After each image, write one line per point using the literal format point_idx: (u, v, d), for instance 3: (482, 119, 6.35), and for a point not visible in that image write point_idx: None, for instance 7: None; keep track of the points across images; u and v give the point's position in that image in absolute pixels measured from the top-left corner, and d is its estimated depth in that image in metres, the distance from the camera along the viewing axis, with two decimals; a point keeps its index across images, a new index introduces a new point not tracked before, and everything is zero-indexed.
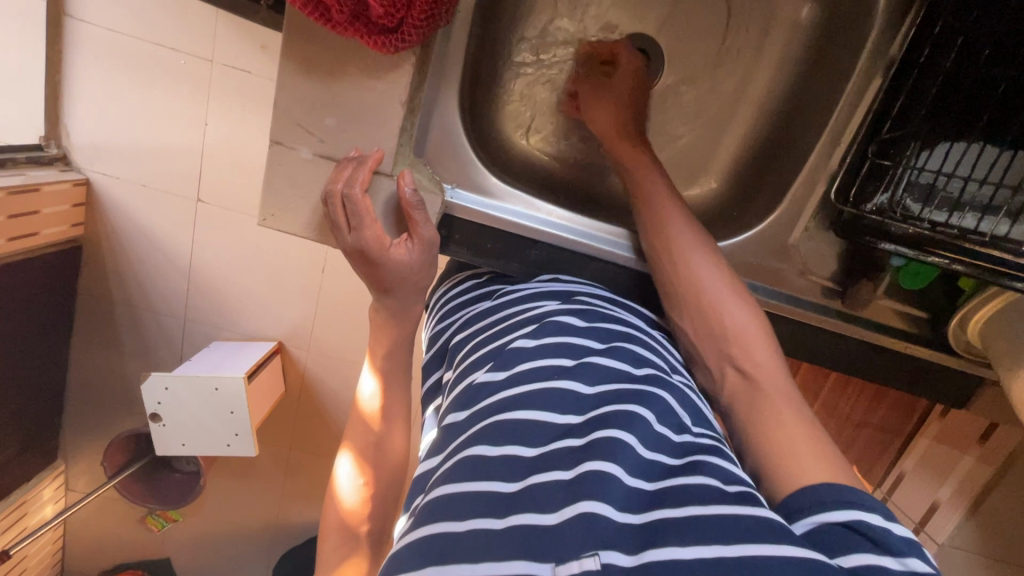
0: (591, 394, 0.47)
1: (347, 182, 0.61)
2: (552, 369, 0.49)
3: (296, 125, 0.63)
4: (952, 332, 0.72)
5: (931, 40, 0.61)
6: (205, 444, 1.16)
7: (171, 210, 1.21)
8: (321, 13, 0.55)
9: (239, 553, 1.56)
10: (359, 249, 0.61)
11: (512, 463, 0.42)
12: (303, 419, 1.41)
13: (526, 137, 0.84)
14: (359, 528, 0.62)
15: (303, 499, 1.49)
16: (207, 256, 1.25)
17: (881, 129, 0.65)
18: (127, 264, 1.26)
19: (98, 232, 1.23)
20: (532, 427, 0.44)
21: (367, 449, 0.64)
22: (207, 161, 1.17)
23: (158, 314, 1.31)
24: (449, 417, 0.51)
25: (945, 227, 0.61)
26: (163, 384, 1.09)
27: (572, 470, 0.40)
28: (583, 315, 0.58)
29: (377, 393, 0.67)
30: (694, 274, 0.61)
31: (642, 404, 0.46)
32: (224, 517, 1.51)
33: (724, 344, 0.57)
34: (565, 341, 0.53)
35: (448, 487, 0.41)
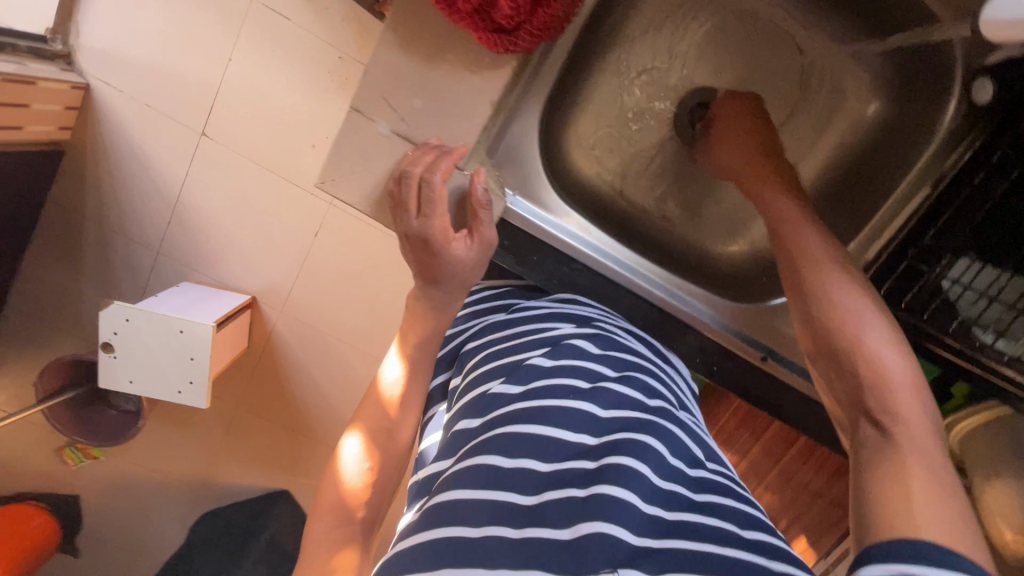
0: (604, 417, 0.49)
1: (426, 168, 0.59)
2: (567, 389, 0.50)
3: (382, 98, 0.61)
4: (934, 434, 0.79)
5: (989, 166, 0.67)
6: (154, 386, 1.08)
7: (170, 137, 1.15)
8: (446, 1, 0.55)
9: (156, 507, 1.47)
10: (420, 236, 0.60)
11: (524, 476, 0.43)
12: (259, 379, 1.35)
13: (588, 161, 0.84)
14: (355, 514, 0.56)
15: (241, 459, 1.43)
16: (199, 193, 1.20)
17: (925, 237, 0.71)
18: (110, 182, 1.19)
19: (86, 143, 1.15)
20: (546, 442, 0.46)
21: (382, 429, 0.61)
22: (222, 96, 1.13)
23: (131, 243, 1.24)
24: (460, 423, 0.52)
25: (968, 339, 0.69)
26: (124, 314, 1.03)
27: (586, 489, 0.42)
28: (597, 340, 0.58)
29: (401, 378, 0.64)
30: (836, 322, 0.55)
31: (654, 436, 0.47)
32: (150, 464, 1.43)
33: (863, 394, 0.51)
34: (580, 364, 0.53)
35: (461, 492, 0.42)
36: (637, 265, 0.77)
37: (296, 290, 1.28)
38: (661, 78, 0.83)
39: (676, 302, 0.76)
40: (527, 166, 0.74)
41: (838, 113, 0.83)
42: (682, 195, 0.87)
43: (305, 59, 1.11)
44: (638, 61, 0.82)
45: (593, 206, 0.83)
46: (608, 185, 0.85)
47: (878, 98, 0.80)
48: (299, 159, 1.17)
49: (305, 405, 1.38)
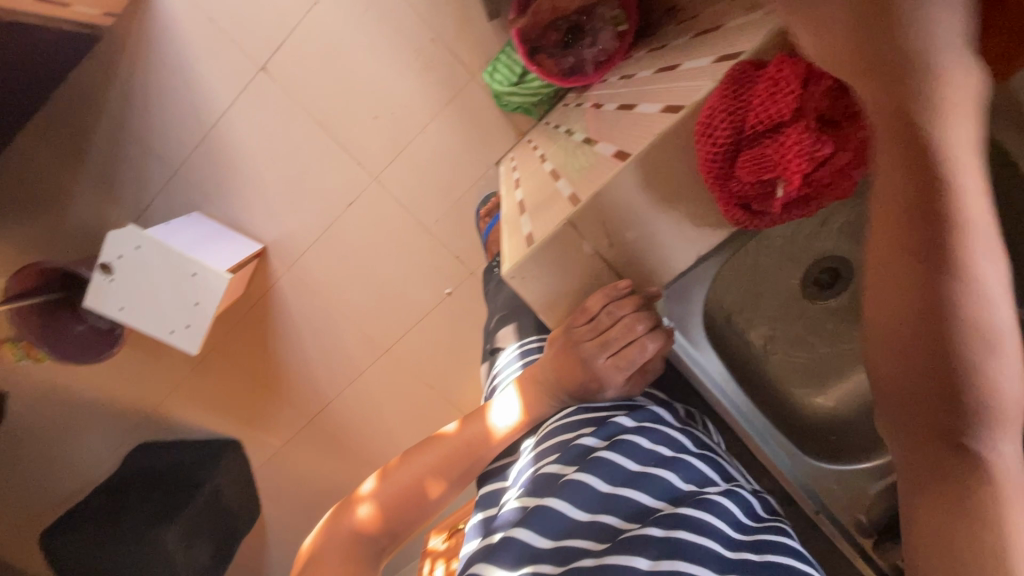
0: (686, 484, 0.45)
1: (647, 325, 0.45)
2: (649, 450, 0.46)
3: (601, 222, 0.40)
4: None
5: None
6: (145, 322, 1.01)
7: (226, 61, 1.06)
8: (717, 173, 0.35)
9: (93, 426, 1.38)
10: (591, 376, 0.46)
11: (597, 528, 0.41)
12: (245, 328, 1.29)
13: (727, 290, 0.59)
14: (378, 535, 0.47)
15: (200, 400, 1.37)
16: (238, 126, 1.11)
17: None
18: (141, 85, 1.07)
19: (129, 35, 1.04)
20: (627, 498, 0.43)
21: (467, 467, 0.50)
22: (296, 36, 1.05)
23: (147, 152, 1.13)
24: (533, 465, 0.48)
25: None
26: (135, 240, 0.95)
27: (664, 530, 0.39)
28: (677, 411, 0.54)
29: (509, 432, 0.51)
30: None
31: (733, 500, 0.44)
32: (100, 381, 1.34)
33: None
34: (661, 424, 0.49)
35: (534, 538, 0.40)
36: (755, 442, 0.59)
37: (310, 250, 1.22)
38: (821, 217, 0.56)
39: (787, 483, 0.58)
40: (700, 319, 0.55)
41: None
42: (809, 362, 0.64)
43: (395, 28, 1.05)
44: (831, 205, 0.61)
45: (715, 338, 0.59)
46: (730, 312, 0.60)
47: None
48: (359, 124, 1.12)
49: (285, 363, 1.34)
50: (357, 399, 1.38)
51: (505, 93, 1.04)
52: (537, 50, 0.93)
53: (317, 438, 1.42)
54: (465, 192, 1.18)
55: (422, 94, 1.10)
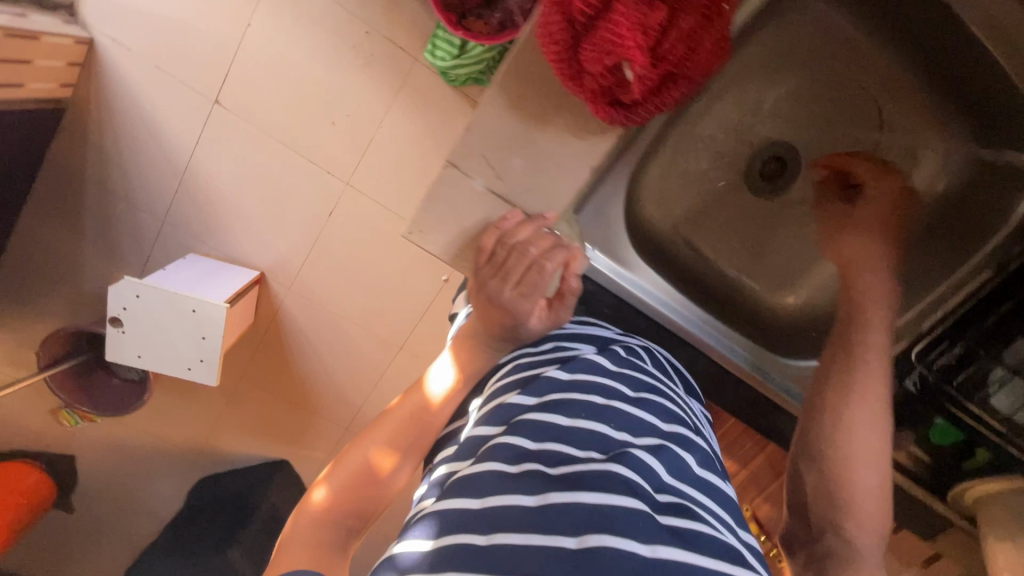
0: (616, 437, 0.58)
1: (541, 252, 0.58)
2: (585, 412, 0.60)
3: (482, 157, 0.62)
4: (954, 495, 0.85)
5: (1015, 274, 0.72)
6: (163, 363, 1.07)
7: (182, 104, 1.09)
8: (573, 73, 0.53)
9: (154, 470, 1.48)
10: (505, 307, 0.57)
11: (531, 482, 0.52)
12: (265, 355, 1.35)
13: (659, 212, 0.87)
14: (343, 514, 0.58)
15: (242, 430, 1.45)
16: (209, 164, 1.15)
17: (981, 321, 0.73)
18: (113, 146, 1.13)
19: (89, 101, 1.08)
20: (551, 453, 0.55)
21: (412, 436, 0.63)
22: (242, 62, 1.06)
23: (133, 208, 1.19)
24: (482, 427, 0.61)
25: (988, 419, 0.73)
26: (134, 290, 1.00)
27: (592, 496, 0.50)
28: (614, 360, 0.69)
29: (444, 395, 0.66)
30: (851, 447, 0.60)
31: (656, 458, 0.57)
32: (151, 429, 1.43)
33: (831, 510, 0.58)
34: (598, 384, 0.64)
35: (470, 502, 0.51)
36: (680, 308, 0.84)
37: (305, 267, 1.25)
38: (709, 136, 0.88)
39: (730, 355, 0.85)
40: (606, 222, 0.79)
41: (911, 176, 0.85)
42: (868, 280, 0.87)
43: (330, 32, 1.05)
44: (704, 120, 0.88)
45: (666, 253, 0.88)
46: (668, 226, 0.89)
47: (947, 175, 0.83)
48: (319, 135, 1.13)
49: (309, 380, 1.39)
50: (384, 402, 1.42)
51: (451, 68, 1.00)
52: (465, 14, 0.93)
53: None
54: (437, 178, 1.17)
55: (370, 91, 1.09)
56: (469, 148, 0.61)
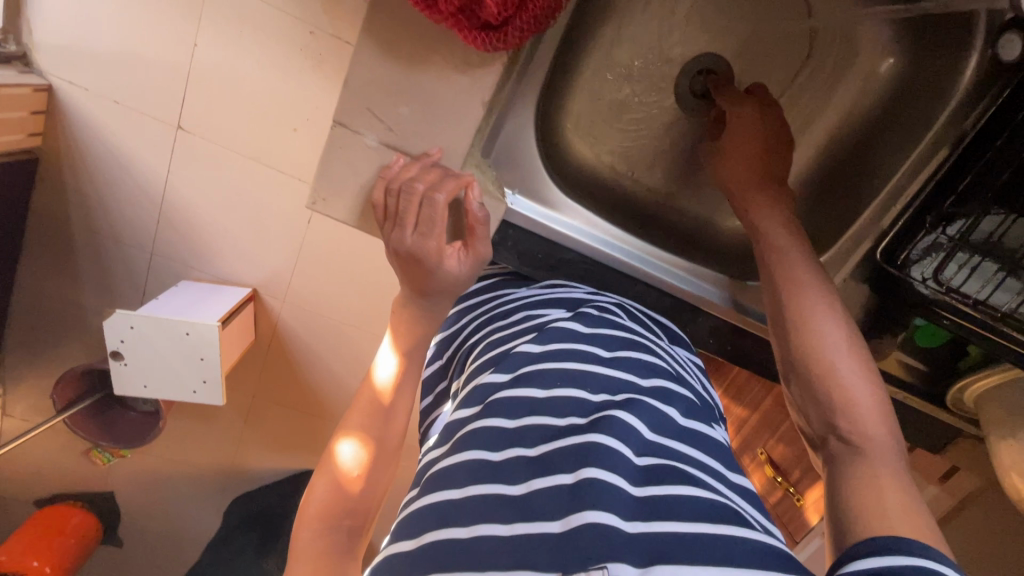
0: (593, 400, 0.56)
1: (430, 185, 0.58)
2: (559, 379, 0.57)
3: (366, 109, 0.60)
4: (952, 394, 0.83)
5: (993, 151, 0.67)
6: (169, 389, 1.11)
7: (147, 135, 1.11)
8: (426, 4, 0.52)
9: (189, 495, 1.52)
10: (413, 252, 0.61)
11: (512, 470, 0.49)
12: (272, 370, 1.37)
13: (591, 156, 0.86)
14: (342, 519, 0.58)
15: (263, 446, 1.47)
16: (183, 190, 1.17)
17: (943, 202, 0.69)
18: (90, 186, 1.15)
19: (60, 146, 1.11)
20: (530, 431, 0.53)
21: (378, 426, 0.63)
22: (195, 83, 1.06)
23: (122, 244, 1.22)
24: (459, 411, 0.59)
25: (988, 307, 0.67)
26: (128, 322, 1.02)
27: (573, 475, 0.47)
28: (585, 322, 0.66)
29: (393, 376, 0.65)
30: (818, 337, 0.64)
31: (632, 413, 0.53)
32: (178, 456, 1.46)
33: (832, 413, 0.60)
34: (572, 348, 0.61)
35: (451, 492, 0.49)
36: (621, 245, 0.82)
37: (294, 278, 1.26)
38: (625, 68, 0.84)
39: (693, 289, 0.82)
40: (522, 165, 0.76)
41: (852, 65, 0.83)
42: (812, 187, 0.88)
43: (275, 37, 1.02)
44: (616, 45, 0.83)
45: (608, 195, 0.87)
46: (608, 165, 0.87)
47: (893, 53, 0.81)
48: (285, 145, 1.12)
49: (319, 389, 1.40)
50: None
51: None
52: None
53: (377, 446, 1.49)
54: None
55: (324, 91, 1.07)
56: (352, 107, 0.59)
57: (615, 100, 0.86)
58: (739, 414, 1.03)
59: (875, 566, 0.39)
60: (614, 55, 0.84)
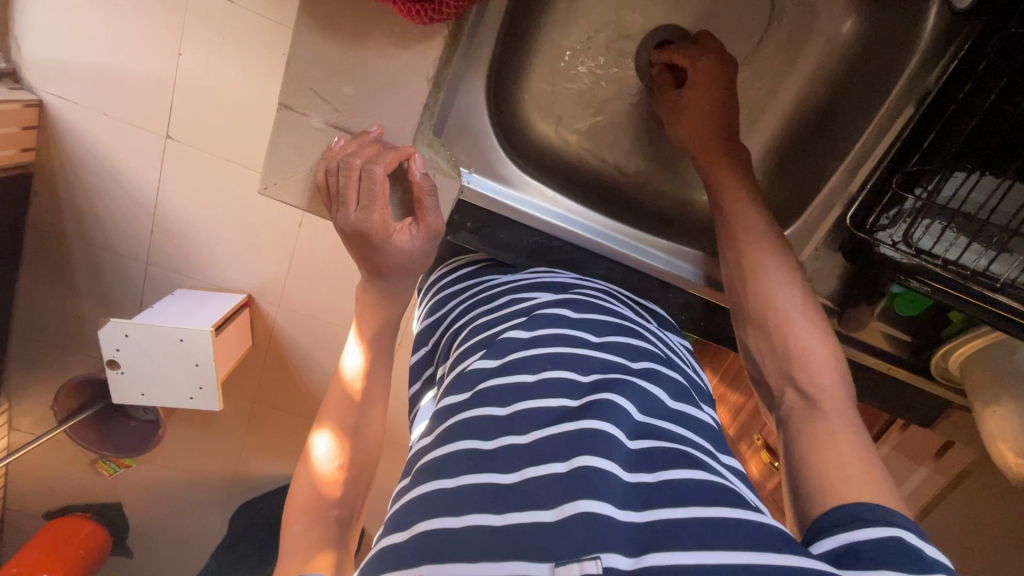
0: (586, 381, 0.51)
1: (368, 159, 0.58)
2: (548, 361, 0.52)
3: (310, 90, 0.61)
4: (935, 360, 0.81)
5: (957, 103, 0.66)
6: (167, 395, 1.11)
7: (136, 145, 1.12)
8: None
9: (195, 504, 1.53)
10: (359, 230, 0.60)
11: (503, 457, 0.44)
12: (268, 374, 1.37)
13: (552, 136, 0.86)
14: (330, 509, 0.57)
15: (264, 452, 1.48)
16: (174, 199, 1.18)
17: (908, 161, 0.69)
18: (84, 198, 1.17)
19: (52, 161, 1.13)
20: (524, 417, 0.47)
21: (350, 414, 0.64)
22: (180, 92, 1.07)
23: (117, 255, 1.24)
24: (446, 399, 0.53)
25: (958, 266, 0.65)
26: (122, 330, 1.03)
27: (566, 463, 0.42)
28: (573, 305, 0.61)
29: (361, 367, 0.67)
30: (774, 299, 0.65)
31: (625, 396, 0.48)
32: (182, 465, 1.48)
33: (787, 363, 0.61)
34: (560, 332, 0.56)
35: (443, 482, 0.44)
36: (585, 221, 0.81)
37: (287, 283, 1.26)
38: (580, 47, 0.84)
39: (658, 264, 0.81)
40: (478, 143, 0.77)
41: (812, 33, 0.82)
42: (782, 150, 0.87)
43: (256, 43, 1.03)
44: (582, 28, 0.83)
45: (570, 175, 0.87)
46: (572, 146, 0.87)
47: (854, 15, 0.79)
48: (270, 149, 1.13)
49: (316, 393, 1.41)
50: None
51: None
52: None
53: None
54: None
55: None
56: (305, 94, 0.61)
57: (575, 79, 0.85)
58: (735, 401, 1.02)
59: (838, 545, 0.41)
60: (570, 36, 0.83)
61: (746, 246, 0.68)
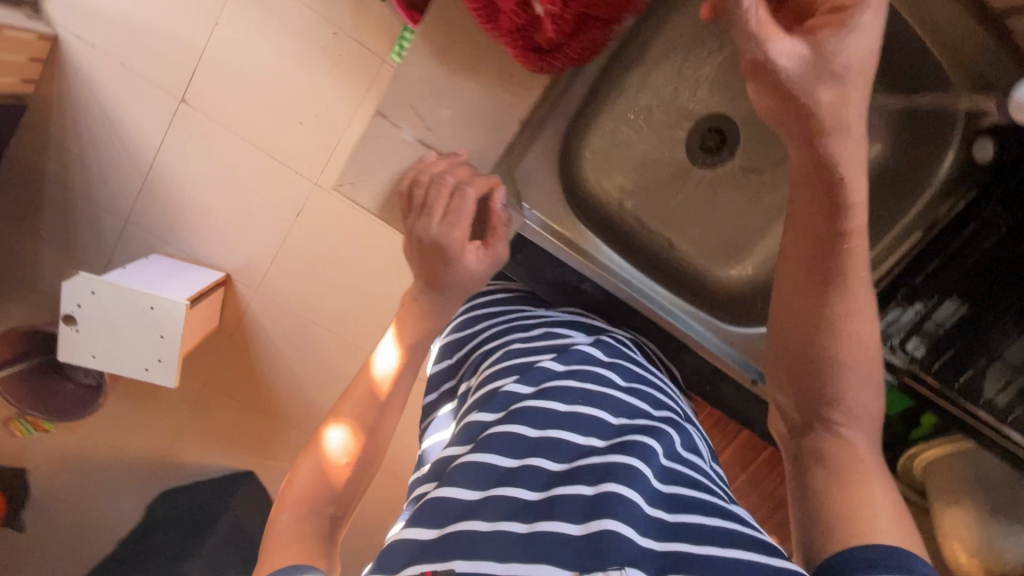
0: (615, 424, 0.52)
1: (460, 179, 0.62)
2: (581, 395, 0.53)
3: (408, 105, 0.67)
4: (905, 463, 0.87)
5: (964, 237, 0.73)
6: (119, 362, 1.04)
7: (147, 101, 1.09)
8: (491, 19, 0.60)
9: (112, 484, 1.42)
10: (436, 241, 0.61)
11: (533, 475, 0.46)
12: (228, 359, 1.32)
13: (593, 183, 0.81)
14: (325, 508, 0.55)
15: (204, 440, 1.40)
16: (173, 163, 1.14)
17: (914, 279, 0.76)
18: (75, 142, 1.12)
19: (51, 97, 1.08)
20: (555, 443, 0.48)
21: (371, 416, 0.59)
22: (207, 59, 1.06)
23: (94, 207, 1.18)
24: (473, 414, 0.54)
25: (945, 378, 0.74)
26: (90, 287, 0.98)
27: (594, 487, 0.44)
28: (605, 348, 0.63)
29: (394, 370, 0.62)
30: (838, 343, 0.51)
31: (654, 439, 0.50)
32: (108, 440, 1.37)
33: (820, 405, 0.53)
34: (593, 369, 0.57)
35: (469, 492, 0.45)
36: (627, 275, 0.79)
37: (271, 270, 1.23)
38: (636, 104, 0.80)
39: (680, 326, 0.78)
40: (543, 181, 0.76)
41: None
42: None
43: (297, 31, 1.04)
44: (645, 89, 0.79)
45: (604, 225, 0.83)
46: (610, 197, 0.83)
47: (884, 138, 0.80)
48: (286, 134, 1.11)
49: (277, 386, 1.35)
50: None
51: None
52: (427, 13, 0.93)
53: None
54: None
55: (338, 91, 1.08)
56: None
57: (627, 131, 0.81)
58: None
59: None
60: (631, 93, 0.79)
61: (810, 287, 0.52)
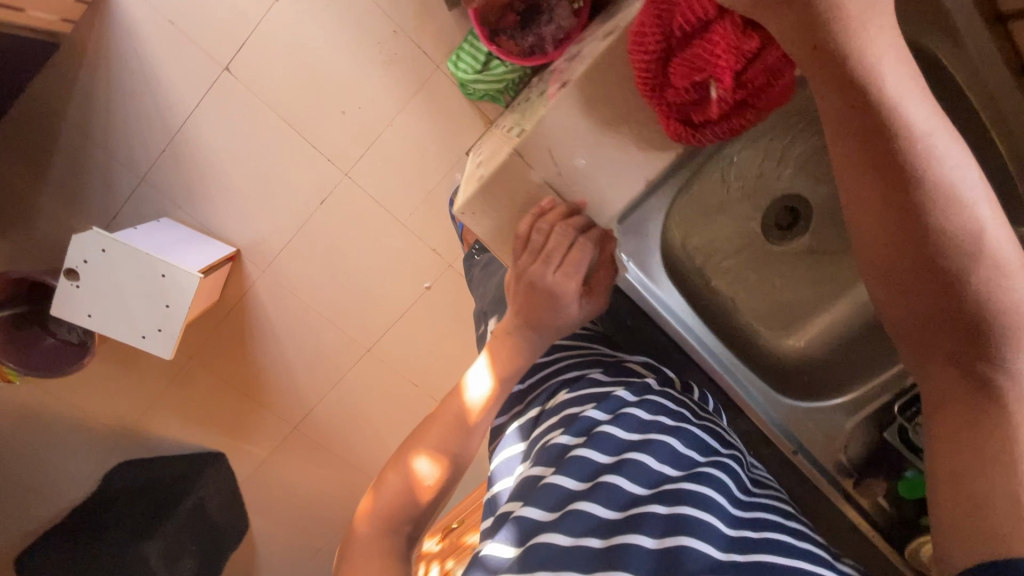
0: (688, 454, 0.51)
1: (575, 229, 0.62)
2: (654, 424, 0.53)
3: (546, 149, 0.59)
4: None
5: None
6: (115, 325, 1.00)
7: (190, 64, 1.06)
8: (655, 88, 0.54)
9: (69, 448, 1.34)
10: (550, 289, 0.61)
11: (609, 494, 0.47)
12: (222, 335, 1.27)
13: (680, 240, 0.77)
14: (402, 527, 0.54)
15: (179, 414, 1.34)
16: (204, 129, 1.11)
17: None
18: (102, 90, 1.08)
19: (87, 40, 1.04)
20: (631, 464, 0.49)
21: (456, 444, 0.57)
22: (260, 31, 1.03)
23: (110, 159, 1.13)
24: (551, 436, 0.54)
25: None
26: (100, 244, 0.94)
27: (667, 507, 0.45)
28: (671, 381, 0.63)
29: (485, 399, 0.59)
30: (955, 262, 0.35)
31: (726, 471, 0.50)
32: (74, 401, 1.30)
33: (954, 350, 0.37)
34: (664, 401, 0.56)
35: (545, 511, 0.46)
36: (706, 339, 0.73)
37: (284, 253, 1.20)
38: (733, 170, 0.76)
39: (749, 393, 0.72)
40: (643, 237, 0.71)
41: None
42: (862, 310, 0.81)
43: (358, 21, 1.03)
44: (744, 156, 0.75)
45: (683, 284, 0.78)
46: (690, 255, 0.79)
47: None
48: (327, 119, 1.10)
49: (269, 370, 1.31)
50: (343, 402, 1.35)
51: (470, 81, 1.00)
52: (498, 32, 0.96)
53: (303, 445, 1.39)
54: (436, 182, 1.15)
55: (386, 88, 1.07)
56: None
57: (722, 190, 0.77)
58: None
59: None
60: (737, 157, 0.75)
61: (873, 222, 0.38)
